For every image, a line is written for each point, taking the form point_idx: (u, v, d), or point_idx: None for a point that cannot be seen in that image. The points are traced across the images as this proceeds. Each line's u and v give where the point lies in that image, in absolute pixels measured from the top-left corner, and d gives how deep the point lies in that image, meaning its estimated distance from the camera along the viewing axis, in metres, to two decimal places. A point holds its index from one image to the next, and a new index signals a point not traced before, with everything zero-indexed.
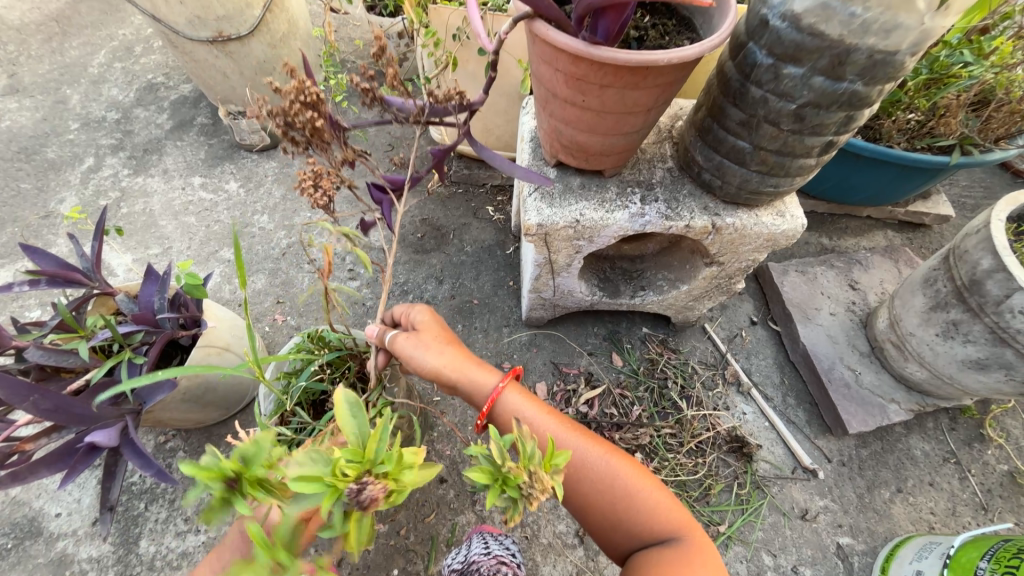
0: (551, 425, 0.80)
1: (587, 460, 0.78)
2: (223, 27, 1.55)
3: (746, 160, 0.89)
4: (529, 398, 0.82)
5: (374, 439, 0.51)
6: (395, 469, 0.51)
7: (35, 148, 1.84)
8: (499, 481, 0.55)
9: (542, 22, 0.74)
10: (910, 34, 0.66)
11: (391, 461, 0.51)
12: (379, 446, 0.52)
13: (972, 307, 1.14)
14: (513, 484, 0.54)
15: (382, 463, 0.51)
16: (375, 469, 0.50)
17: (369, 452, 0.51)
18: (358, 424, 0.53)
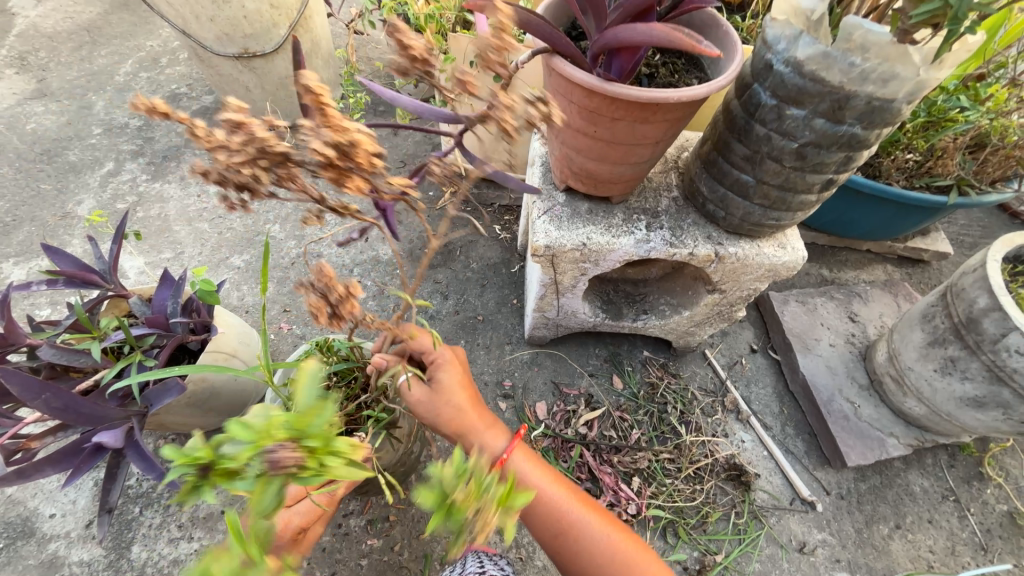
0: (556, 494, 0.81)
1: (587, 532, 0.80)
2: (249, 45, 1.68)
3: (749, 194, 0.92)
4: (534, 462, 0.85)
5: (312, 414, 0.45)
6: (323, 446, 0.46)
7: (57, 151, 1.89)
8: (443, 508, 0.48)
9: (560, 58, 0.79)
10: (906, 84, 0.69)
11: (320, 440, 0.46)
12: (317, 423, 0.45)
13: (969, 345, 1.15)
14: (459, 514, 0.48)
15: (312, 438, 0.45)
16: (303, 442, 0.45)
17: (303, 425, 0.45)
18: (310, 399, 0.46)
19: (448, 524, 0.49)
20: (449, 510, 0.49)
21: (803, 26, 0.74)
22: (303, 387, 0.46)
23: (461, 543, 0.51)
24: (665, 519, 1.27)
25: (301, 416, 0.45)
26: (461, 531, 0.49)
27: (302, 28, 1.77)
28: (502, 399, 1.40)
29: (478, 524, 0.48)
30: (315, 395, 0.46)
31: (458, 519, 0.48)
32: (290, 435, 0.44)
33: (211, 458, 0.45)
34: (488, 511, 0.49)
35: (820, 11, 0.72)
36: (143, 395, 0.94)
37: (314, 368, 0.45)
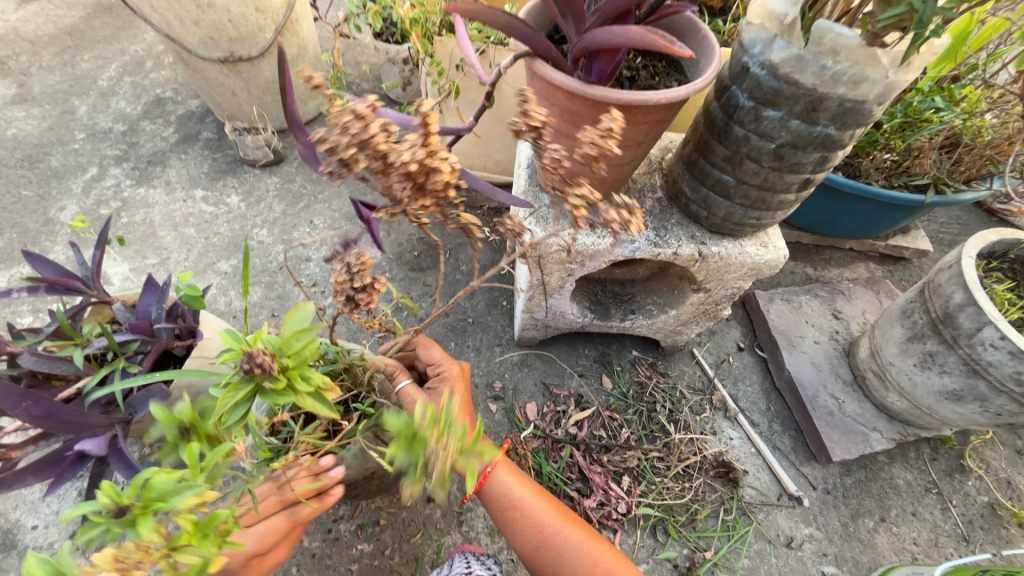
0: (540, 509, 0.84)
1: (567, 545, 0.82)
2: (235, 48, 1.68)
3: (730, 194, 0.94)
4: (515, 474, 0.87)
5: (294, 336, 0.60)
6: (294, 365, 0.60)
7: (39, 156, 1.87)
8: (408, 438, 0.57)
9: (541, 61, 0.80)
10: (876, 86, 0.71)
11: (292, 359, 0.60)
12: (296, 343, 0.60)
13: (947, 339, 1.18)
14: (422, 443, 0.57)
15: (286, 357, 0.60)
16: (281, 359, 0.60)
17: (285, 344, 0.60)
18: (295, 328, 0.61)
19: (410, 453, 0.57)
20: (415, 438, 0.57)
21: (777, 30, 0.76)
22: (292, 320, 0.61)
23: (416, 479, 0.57)
24: (655, 517, 1.28)
25: (283, 339, 0.61)
26: (419, 466, 0.57)
27: (288, 33, 1.77)
28: (491, 400, 1.41)
29: (440, 453, 0.56)
30: (302, 324, 0.61)
31: (420, 447, 0.57)
32: (271, 346, 0.60)
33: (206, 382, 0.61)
34: (451, 443, 0.57)
35: (793, 15, 0.75)
36: (127, 401, 0.93)
37: (308, 307, 0.62)
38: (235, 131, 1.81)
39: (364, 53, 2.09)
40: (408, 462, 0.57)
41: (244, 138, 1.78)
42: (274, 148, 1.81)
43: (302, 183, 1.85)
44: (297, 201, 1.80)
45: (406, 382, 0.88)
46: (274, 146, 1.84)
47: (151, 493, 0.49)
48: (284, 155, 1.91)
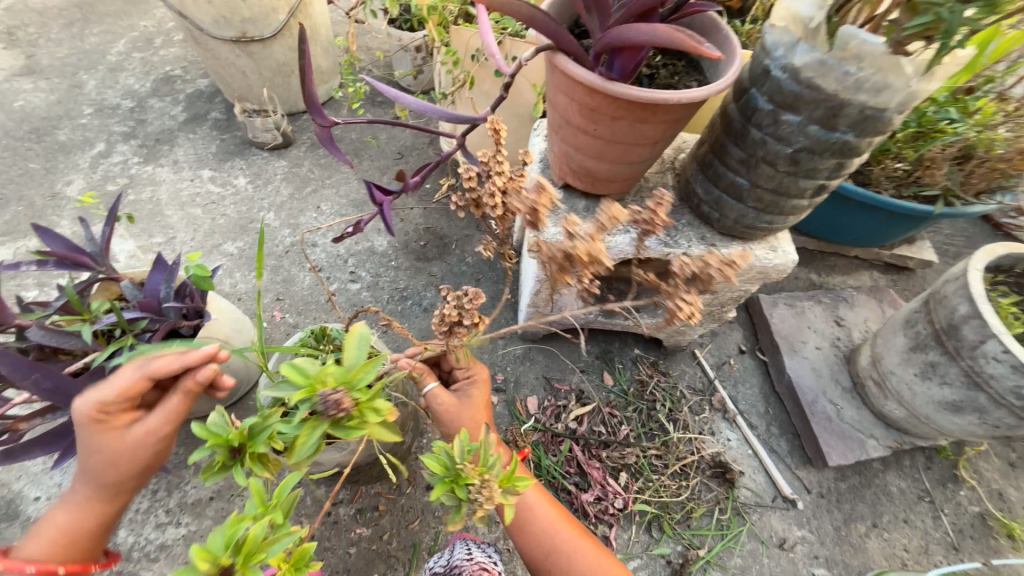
0: (550, 515, 0.86)
1: (574, 554, 0.83)
2: (247, 28, 1.66)
3: (743, 196, 0.94)
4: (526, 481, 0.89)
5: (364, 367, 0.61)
6: (366, 400, 0.60)
7: (46, 129, 1.86)
8: (449, 478, 0.61)
9: (562, 55, 0.80)
10: (898, 95, 0.71)
11: (365, 394, 0.60)
12: (364, 375, 0.60)
13: (949, 350, 1.19)
14: (462, 485, 0.60)
15: (359, 390, 0.59)
16: (353, 390, 0.59)
17: (353, 376, 0.60)
18: (359, 355, 0.62)
19: (453, 493, 0.61)
20: (456, 479, 0.61)
21: (801, 34, 0.76)
22: (352, 345, 0.62)
23: (460, 516, 0.60)
24: (650, 514, 1.29)
25: (352, 372, 0.60)
26: (461, 506, 0.60)
27: (301, 15, 1.76)
28: (493, 392, 1.42)
29: (483, 494, 0.58)
30: (363, 352, 0.62)
31: (462, 489, 0.59)
32: (341, 382, 0.59)
33: (239, 439, 0.59)
34: (493, 483, 0.59)
35: (818, 19, 0.75)
36: None
37: (362, 331, 0.63)
38: (245, 113, 1.80)
39: (377, 39, 2.07)
40: (451, 503, 0.61)
41: (254, 120, 1.78)
42: (283, 131, 1.80)
43: (310, 168, 1.84)
44: (305, 186, 1.79)
45: (433, 386, 0.86)
46: (283, 129, 1.82)
47: (251, 544, 0.49)
48: (293, 138, 1.90)
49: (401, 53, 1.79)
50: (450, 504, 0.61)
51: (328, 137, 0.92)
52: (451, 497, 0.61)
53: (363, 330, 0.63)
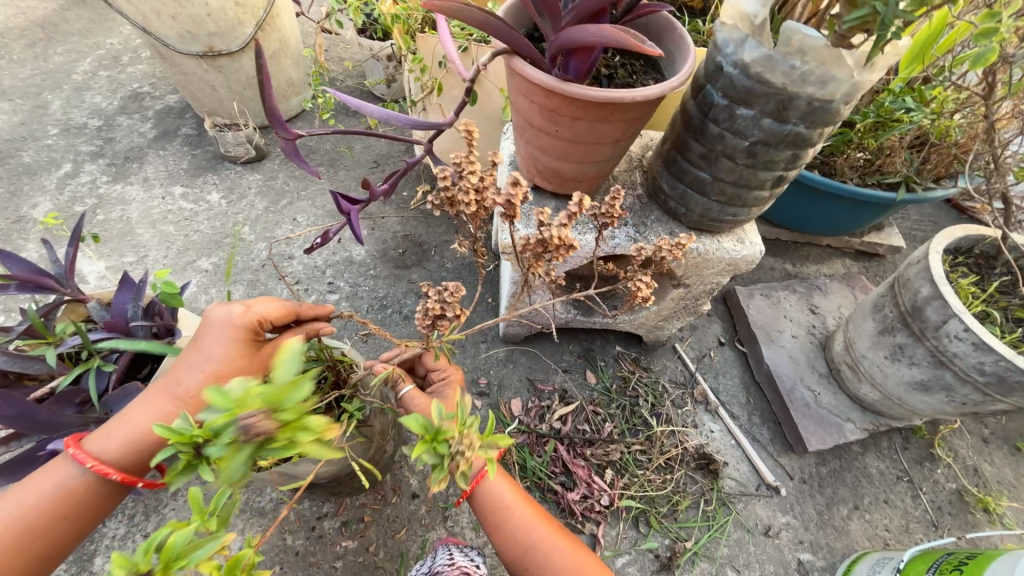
0: (524, 512, 0.86)
1: (549, 550, 0.83)
2: (214, 43, 1.66)
3: (707, 190, 0.96)
4: (506, 480, 0.89)
5: (292, 387, 0.48)
6: (295, 420, 0.49)
7: (10, 151, 1.82)
8: (429, 437, 0.58)
9: (519, 58, 0.81)
10: (842, 86, 0.73)
11: (295, 413, 0.48)
12: (292, 396, 0.47)
13: (915, 332, 1.22)
14: (444, 442, 0.58)
15: (286, 411, 0.48)
16: (278, 414, 0.47)
17: (279, 397, 0.47)
18: (287, 375, 0.47)
19: (434, 452, 0.58)
20: (435, 438, 0.58)
21: (748, 31, 0.78)
22: (282, 362, 0.47)
23: (443, 476, 0.58)
24: (637, 509, 1.30)
25: (278, 391, 0.47)
26: (443, 466, 0.58)
27: (269, 27, 1.75)
28: (476, 396, 1.42)
29: (465, 447, 0.58)
30: (295, 369, 0.47)
31: (444, 446, 0.58)
32: (264, 403, 0.46)
33: (199, 436, 0.51)
34: (472, 438, 0.59)
35: (763, 16, 0.77)
36: (102, 400, 0.91)
37: (295, 346, 0.48)
38: (215, 127, 1.78)
39: (348, 49, 2.08)
40: (433, 462, 0.58)
41: (225, 134, 1.76)
42: (255, 144, 1.79)
43: (285, 180, 1.83)
44: (280, 198, 1.78)
45: (409, 388, 0.85)
46: (256, 143, 1.81)
47: (171, 552, 0.43)
48: (266, 151, 1.89)
49: (372, 62, 1.80)
50: (431, 464, 0.58)
51: (291, 148, 0.92)
52: (433, 457, 0.58)
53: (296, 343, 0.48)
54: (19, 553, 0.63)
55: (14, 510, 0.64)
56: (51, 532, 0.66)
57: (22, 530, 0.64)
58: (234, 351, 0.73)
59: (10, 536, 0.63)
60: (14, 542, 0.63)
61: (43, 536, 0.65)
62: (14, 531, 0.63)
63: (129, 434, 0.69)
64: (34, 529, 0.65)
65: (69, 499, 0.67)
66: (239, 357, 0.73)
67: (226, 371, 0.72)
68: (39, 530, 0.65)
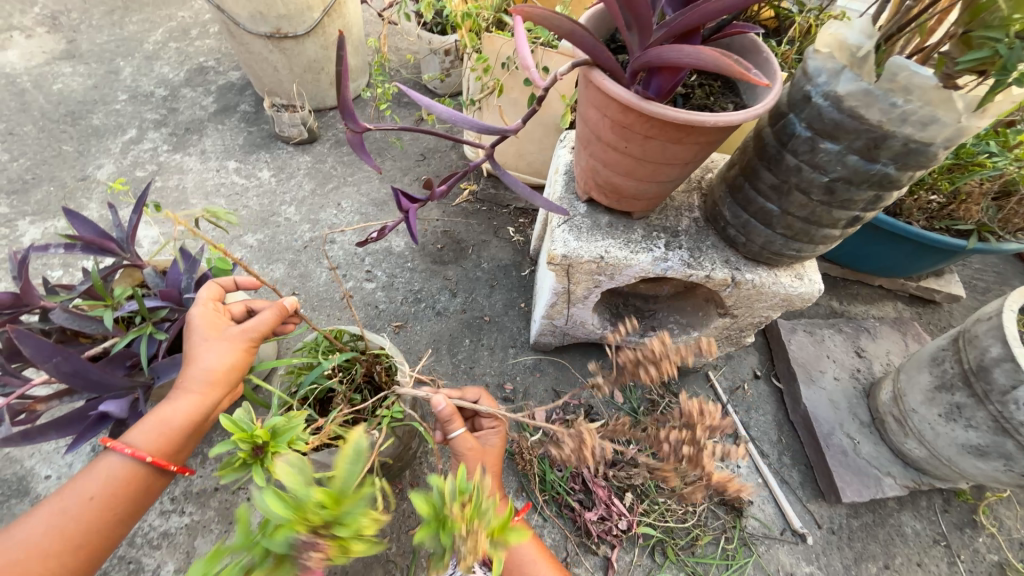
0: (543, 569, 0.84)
1: None
2: (282, 25, 1.69)
3: (773, 223, 0.91)
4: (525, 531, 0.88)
5: (350, 501, 0.51)
6: (348, 537, 0.51)
7: (81, 113, 1.90)
8: (436, 522, 0.52)
9: (599, 70, 0.79)
10: (945, 130, 0.69)
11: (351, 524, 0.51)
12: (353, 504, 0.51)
13: (977, 393, 1.15)
14: (449, 532, 0.52)
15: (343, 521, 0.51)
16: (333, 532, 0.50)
17: (338, 512, 0.50)
18: (352, 472, 0.51)
19: (437, 539, 0.52)
20: (443, 525, 0.52)
21: (848, 62, 0.74)
22: (348, 459, 0.51)
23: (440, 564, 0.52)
24: (654, 538, 1.27)
25: (336, 507, 0.50)
26: (444, 555, 0.51)
27: (335, 14, 1.79)
28: (501, 402, 1.41)
29: (469, 547, 0.52)
30: (356, 472, 0.51)
31: (449, 537, 0.51)
32: (324, 519, 0.49)
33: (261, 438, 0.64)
34: (478, 533, 0.52)
35: (867, 48, 0.72)
36: (151, 365, 0.94)
37: (359, 445, 0.51)
38: (274, 107, 1.82)
39: (407, 40, 2.10)
40: (434, 547, 0.52)
41: (281, 115, 1.80)
42: (309, 126, 1.82)
43: (333, 164, 1.86)
44: (327, 182, 1.81)
45: (459, 432, 0.85)
46: (310, 125, 1.84)
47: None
48: (319, 134, 1.93)
49: (430, 56, 1.80)
50: (433, 549, 0.52)
51: (357, 140, 0.92)
52: (437, 543, 0.52)
53: (362, 440, 0.51)
54: (62, 540, 0.66)
55: (58, 500, 0.68)
56: (89, 518, 0.69)
57: (61, 517, 0.67)
58: (201, 334, 0.83)
59: (53, 522, 0.67)
60: (58, 526, 0.67)
61: (78, 524, 0.68)
62: (53, 516, 0.67)
63: (150, 421, 0.76)
64: (72, 514, 0.68)
65: (104, 485, 0.71)
66: (205, 336, 0.83)
67: (203, 348, 0.81)
68: (75, 515, 0.68)
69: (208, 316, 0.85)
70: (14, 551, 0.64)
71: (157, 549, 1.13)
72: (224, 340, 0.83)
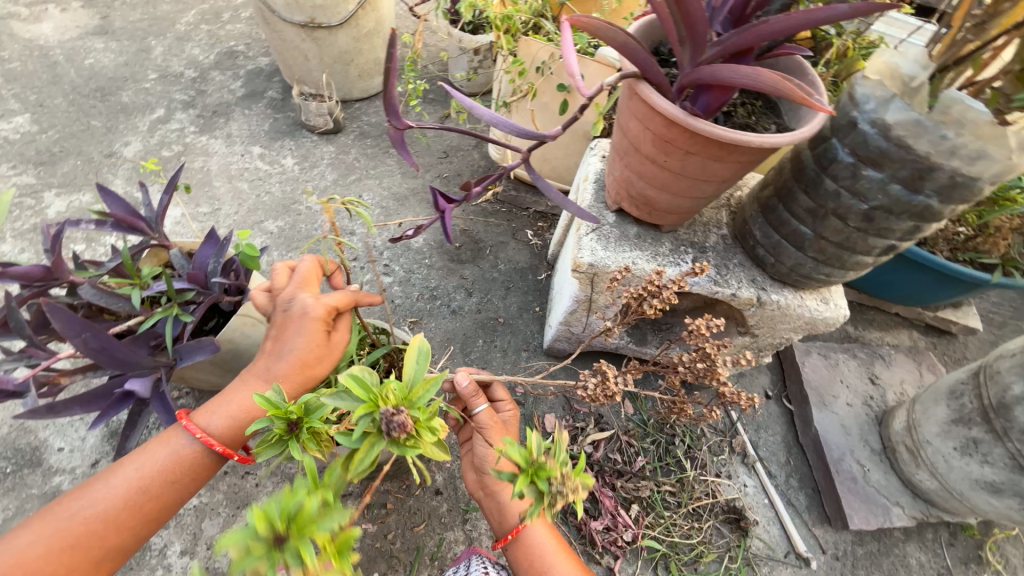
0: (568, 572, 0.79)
1: None
2: (317, 15, 1.70)
3: (805, 245, 0.91)
4: (545, 526, 0.83)
5: (422, 387, 0.62)
6: (423, 420, 0.61)
7: (111, 89, 1.92)
8: (531, 472, 0.63)
9: (646, 83, 0.79)
10: (994, 166, 0.69)
11: (424, 412, 0.62)
12: (423, 395, 0.62)
13: (996, 430, 1.14)
14: (543, 478, 0.63)
15: (418, 409, 0.61)
16: (410, 411, 0.61)
17: (412, 396, 0.62)
18: (416, 373, 0.65)
19: (534, 486, 0.63)
20: (536, 473, 0.64)
21: (901, 90, 0.76)
22: (411, 361, 0.65)
23: (540, 509, 0.63)
24: (658, 552, 1.26)
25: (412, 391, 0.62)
26: (545, 494, 0.64)
27: (369, 7, 1.80)
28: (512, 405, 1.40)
29: (564, 488, 0.63)
30: (421, 371, 0.64)
31: (545, 480, 0.63)
32: (401, 399, 0.61)
33: (295, 414, 0.64)
34: (569, 478, 0.64)
35: (920, 80, 0.75)
36: (175, 347, 0.94)
37: (422, 347, 0.66)
38: (302, 96, 1.83)
39: (437, 37, 2.11)
40: (533, 494, 0.63)
41: (309, 104, 1.81)
42: (336, 117, 1.83)
43: (356, 156, 1.86)
44: (349, 173, 1.81)
45: (483, 407, 0.84)
46: (336, 116, 1.84)
47: (305, 517, 0.51)
48: (344, 125, 1.93)
49: (460, 55, 1.80)
50: (532, 495, 0.63)
51: (399, 139, 0.93)
52: (534, 490, 0.63)
53: (423, 346, 0.66)
54: (134, 513, 0.71)
55: (133, 476, 0.72)
56: (160, 497, 0.73)
57: (139, 493, 0.72)
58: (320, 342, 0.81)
59: (130, 495, 0.71)
60: (133, 501, 0.71)
61: (154, 502, 0.73)
62: (131, 490, 0.71)
63: (234, 412, 0.78)
64: (150, 492, 0.72)
65: (181, 467, 0.75)
66: (324, 345, 0.82)
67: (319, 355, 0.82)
68: (150, 493, 0.72)
69: (323, 324, 0.82)
70: (93, 519, 0.68)
71: (164, 528, 1.13)
72: (335, 347, 0.84)
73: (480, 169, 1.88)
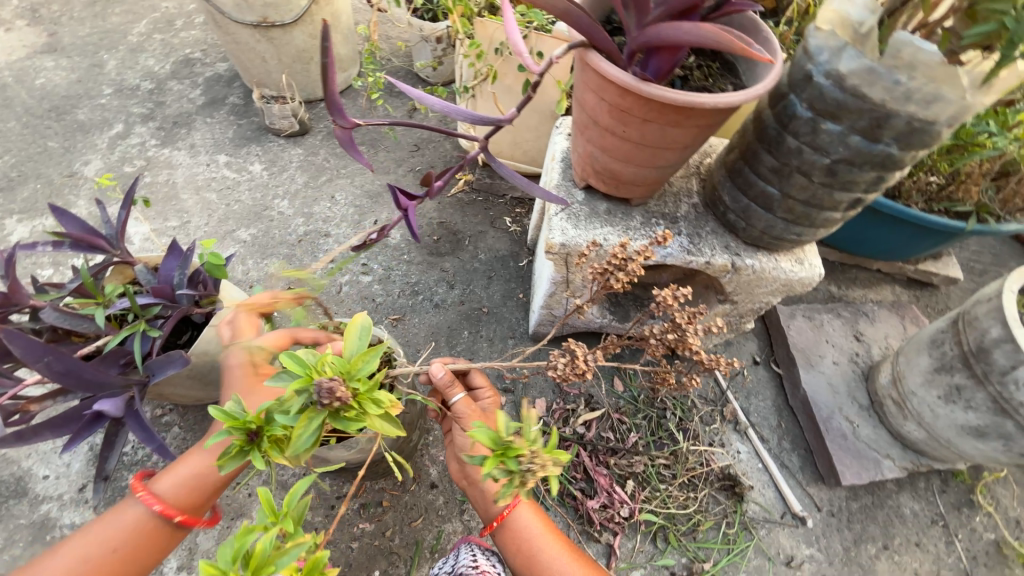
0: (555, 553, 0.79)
1: None
2: (269, 14, 1.65)
3: (773, 207, 0.90)
4: (531, 511, 0.83)
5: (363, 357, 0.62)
6: (365, 390, 0.61)
7: (65, 108, 1.86)
8: (498, 453, 0.62)
9: (595, 52, 0.77)
10: (950, 107, 0.69)
11: (365, 383, 0.61)
12: (364, 365, 0.62)
13: (976, 374, 1.15)
14: (512, 458, 0.62)
15: (357, 380, 0.61)
16: (351, 381, 0.61)
17: (354, 366, 0.62)
18: (359, 345, 0.64)
19: (503, 467, 0.62)
20: (504, 454, 0.63)
21: (851, 38, 0.73)
22: (353, 335, 0.65)
23: (511, 489, 0.63)
24: (656, 524, 1.27)
25: (352, 361, 0.62)
26: (514, 472, 0.62)
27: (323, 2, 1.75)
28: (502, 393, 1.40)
29: (535, 464, 0.61)
30: (363, 343, 0.64)
31: (512, 460, 0.62)
32: (341, 370, 0.61)
33: (254, 423, 0.62)
34: (540, 455, 0.62)
35: (869, 25, 0.73)
36: (145, 364, 0.92)
37: (364, 322, 0.66)
38: (263, 100, 1.79)
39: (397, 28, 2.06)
40: (502, 475, 0.63)
41: (271, 107, 1.77)
42: (300, 119, 1.79)
43: (326, 156, 1.83)
44: (320, 174, 1.78)
45: (460, 396, 0.83)
46: (301, 117, 1.81)
47: (258, 557, 0.48)
48: (310, 126, 1.89)
49: (421, 44, 1.76)
50: (501, 476, 0.63)
51: (348, 139, 0.90)
52: (503, 470, 0.63)
53: (365, 321, 0.66)
54: None
55: (76, 547, 0.69)
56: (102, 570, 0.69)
57: (81, 564, 0.68)
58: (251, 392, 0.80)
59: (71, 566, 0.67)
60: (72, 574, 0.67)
61: None
62: (73, 561, 0.68)
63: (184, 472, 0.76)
64: (92, 563, 0.68)
65: (128, 534, 0.71)
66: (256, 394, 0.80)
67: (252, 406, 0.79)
68: (92, 565, 0.68)
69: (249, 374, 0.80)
70: None
71: None
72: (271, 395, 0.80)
73: (452, 160, 1.85)
